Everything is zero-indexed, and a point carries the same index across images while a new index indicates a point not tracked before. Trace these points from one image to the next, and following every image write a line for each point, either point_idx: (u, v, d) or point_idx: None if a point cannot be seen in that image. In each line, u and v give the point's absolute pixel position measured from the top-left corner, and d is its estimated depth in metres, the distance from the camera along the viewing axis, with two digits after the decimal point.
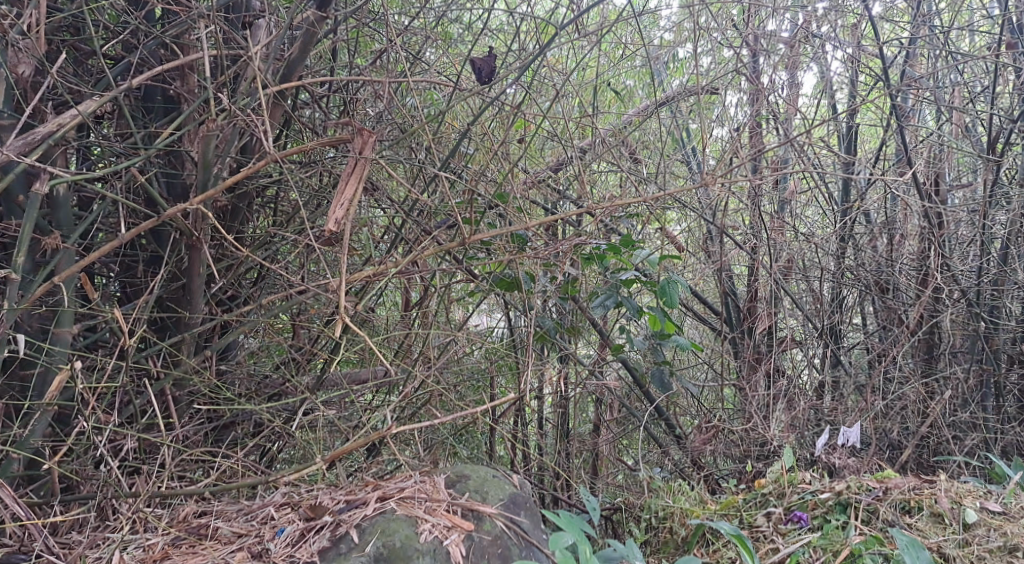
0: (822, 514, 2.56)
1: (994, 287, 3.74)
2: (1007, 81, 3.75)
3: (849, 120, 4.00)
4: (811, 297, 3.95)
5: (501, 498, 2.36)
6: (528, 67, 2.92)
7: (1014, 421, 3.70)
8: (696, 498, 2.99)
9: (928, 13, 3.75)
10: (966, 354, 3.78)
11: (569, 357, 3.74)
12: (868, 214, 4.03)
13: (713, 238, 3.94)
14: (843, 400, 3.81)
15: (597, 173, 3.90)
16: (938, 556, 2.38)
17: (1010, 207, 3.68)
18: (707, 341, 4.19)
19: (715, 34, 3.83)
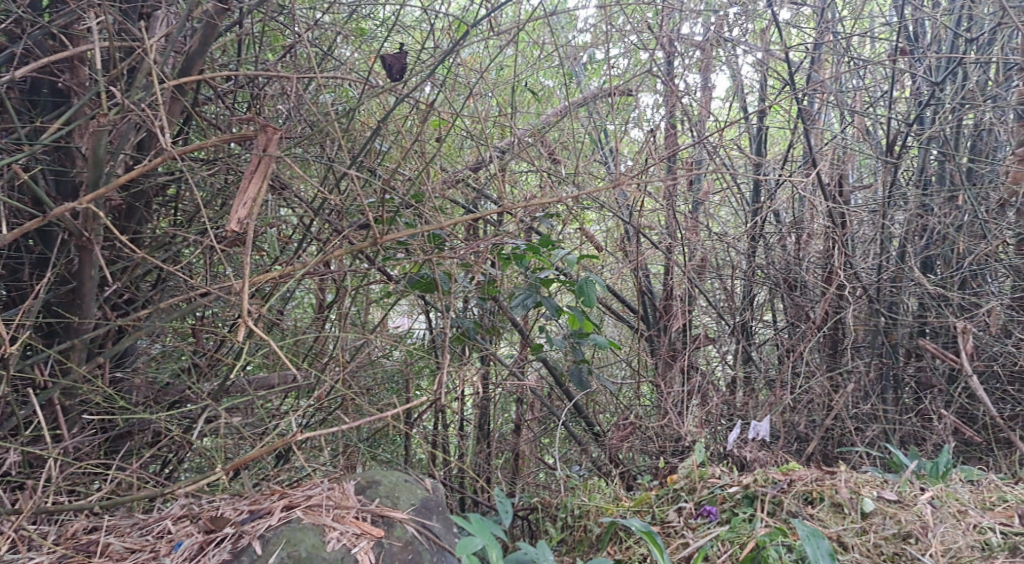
0: (730, 508, 2.61)
1: (893, 283, 3.82)
2: (904, 87, 3.88)
3: (761, 122, 4.10)
4: (724, 295, 4.04)
5: (412, 503, 2.33)
6: (440, 65, 2.88)
7: (912, 412, 3.80)
8: (612, 495, 3.03)
9: (832, 20, 3.87)
10: (867, 349, 3.88)
11: (487, 357, 3.72)
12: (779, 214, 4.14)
13: (629, 238, 3.98)
14: (755, 396, 3.89)
15: (517, 173, 3.90)
16: (838, 546, 2.39)
17: (907, 207, 3.80)
18: (625, 340, 4.23)
19: (630, 36, 3.87)
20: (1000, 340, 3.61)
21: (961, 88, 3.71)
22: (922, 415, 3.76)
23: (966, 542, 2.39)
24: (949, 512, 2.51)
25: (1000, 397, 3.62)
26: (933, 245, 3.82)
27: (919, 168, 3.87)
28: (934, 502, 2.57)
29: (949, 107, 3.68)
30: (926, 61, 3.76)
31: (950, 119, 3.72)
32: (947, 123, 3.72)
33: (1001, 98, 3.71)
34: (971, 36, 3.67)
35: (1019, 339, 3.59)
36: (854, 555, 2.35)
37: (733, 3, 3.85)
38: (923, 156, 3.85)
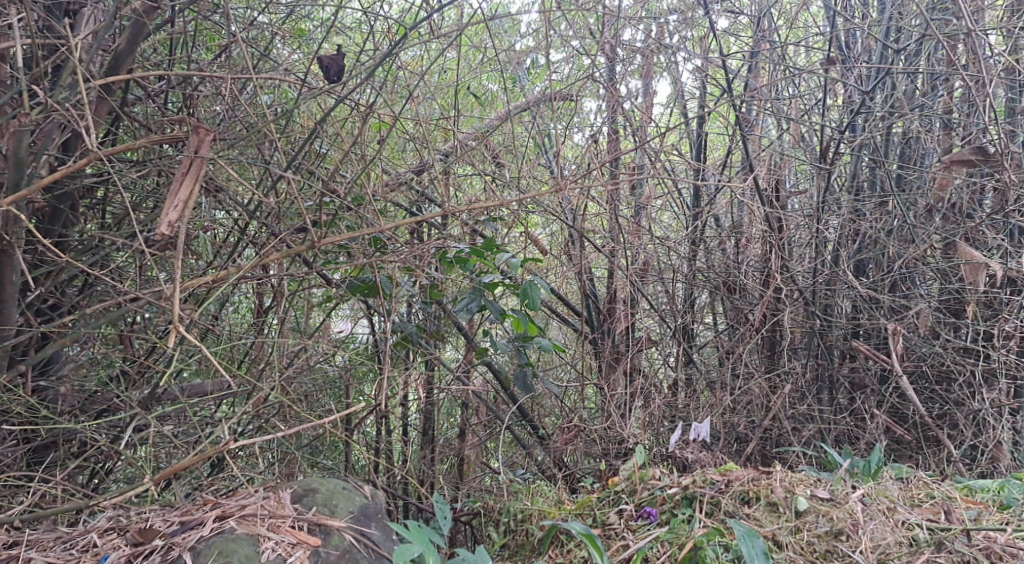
0: (669, 509, 2.64)
1: (827, 286, 3.88)
2: (837, 95, 3.97)
3: (700, 128, 4.15)
4: (666, 297, 4.08)
5: (351, 511, 2.30)
6: (380, 66, 2.85)
7: (846, 412, 3.85)
8: (554, 499, 3.04)
9: (768, 29, 3.94)
10: (804, 351, 3.93)
11: (431, 362, 3.70)
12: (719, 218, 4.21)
13: (573, 241, 4.01)
14: (697, 397, 3.95)
15: (460, 176, 3.88)
16: (773, 544, 2.43)
17: (840, 211, 3.87)
18: (570, 343, 4.25)
19: (572, 41, 3.89)
20: (928, 341, 3.66)
21: (890, 98, 3.79)
22: (856, 415, 3.82)
23: (895, 538, 2.42)
24: (879, 509, 2.55)
25: (928, 396, 3.67)
26: (865, 249, 3.89)
27: (851, 174, 3.93)
28: (865, 499, 2.61)
29: (879, 115, 3.75)
30: (856, 70, 3.87)
31: (880, 127, 3.79)
32: (877, 130, 3.80)
33: (928, 107, 3.79)
34: (898, 46, 3.74)
35: (947, 340, 3.61)
36: (789, 553, 2.39)
37: (673, 11, 3.95)
38: (855, 163, 3.90)
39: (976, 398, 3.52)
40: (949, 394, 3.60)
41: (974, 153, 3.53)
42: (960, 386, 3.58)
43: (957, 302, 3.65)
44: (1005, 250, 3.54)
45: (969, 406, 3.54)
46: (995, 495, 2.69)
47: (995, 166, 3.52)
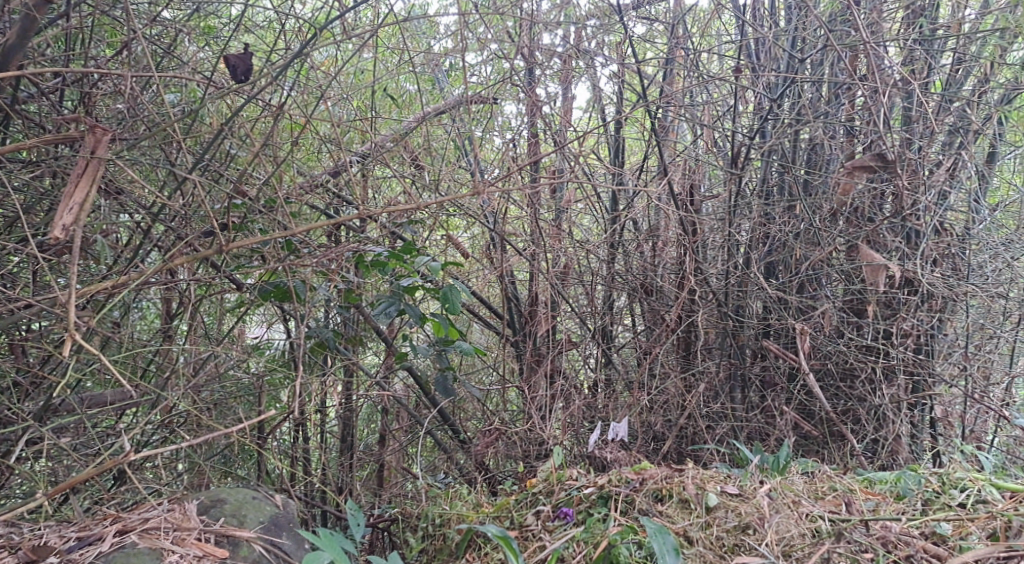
0: (586, 508, 2.66)
1: (739, 287, 3.95)
2: (746, 103, 4.03)
3: (618, 132, 4.18)
4: (587, 300, 4.12)
5: (260, 521, 2.26)
6: (289, 66, 2.79)
7: (757, 409, 3.90)
8: (473, 502, 3.02)
9: (682, 36, 4.02)
10: (718, 350, 3.98)
11: (350, 368, 3.65)
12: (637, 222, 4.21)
13: (495, 245, 4.02)
14: (616, 396, 4.00)
15: (379, 179, 3.83)
16: (684, 540, 2.47)
17: (751, 215, 3.93)
18: (492, 346, 4.25)
19: (490, 44, 3.88)
20: (833, 339, 3.74)
21: (797, 105, 3.88)
22: (766, 412, 3.87)
23: (799, 530, 2.46)
24: (784, 502, 2.58)
25: (833, 393, 3.76)
26: (775, 251, 3.93)
27: (761, 179, 3.99)
28: (772, 494, 2.64)
29: (786, 122, 3.85)
30: (764, 79, 3.91)
31: (787, 133, 3.89)
32: (785, 136, 3.89)
33: (831, 115, 3.90)
34: (801, 57, 3.85)
35: (850, 338, 3.72)
36: (698, 548, 2.43)
37: (592, 16, 3.99)
38: (765, 168, 3.97)
39: (877, 394, 3.65)
40: (852, 390, 3.70)
41: (875, 159, 3.67)
42: (863, 383, 3.69)
43: (859, 301, 3.75)
44: (903, 252, 3.67)
45: (871, 402, 3.66)
46: (892, 486, 2.74)
47: (894, 171, 3.64)
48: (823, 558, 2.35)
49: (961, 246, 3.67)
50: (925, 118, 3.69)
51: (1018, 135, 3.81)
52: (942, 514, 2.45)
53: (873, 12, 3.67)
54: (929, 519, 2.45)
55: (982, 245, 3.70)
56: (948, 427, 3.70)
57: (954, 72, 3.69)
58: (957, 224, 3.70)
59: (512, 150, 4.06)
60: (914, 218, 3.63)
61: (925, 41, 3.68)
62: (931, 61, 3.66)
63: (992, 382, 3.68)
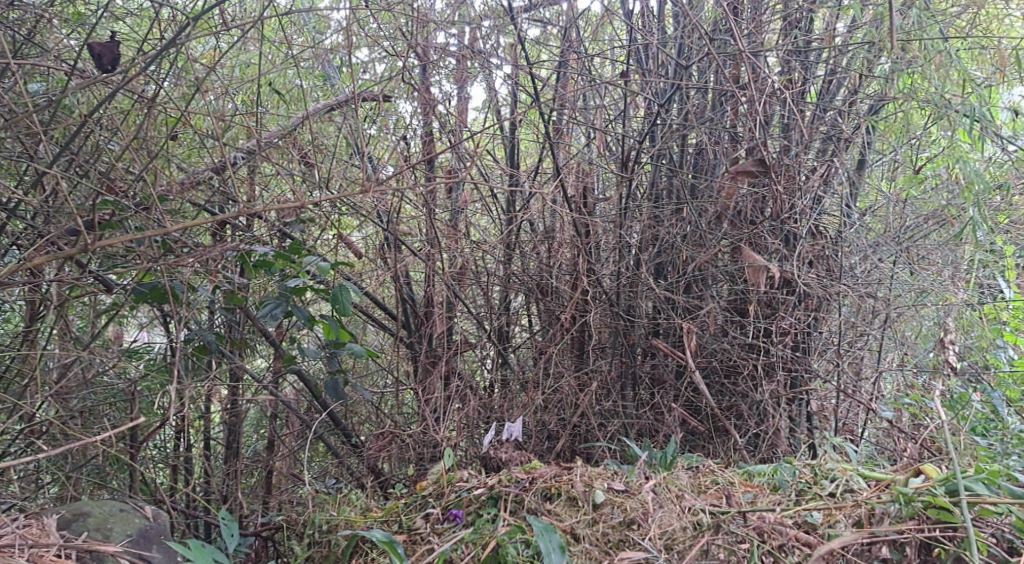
0: (475, 510, 2.66)
1: (630, 287, 3.98)
2: (637, 107, 4.07)
3: (513, 133, 4.16)
4: (484, 301, 4.11)
5: (128, 534, 2.29)
6: (159, 54, 2.70)
7: (648, 406, 3.95)
8: (362, 506, 2.95)
9: (575, 40, 4.06)
10: (610, 350, 3.99)
11: (235, 372, 3.50)
12: (533, 223, 4.15)
13: (388, 244, 3.95)
14: (512, 395, 4.00)
15: (267, 176, 3.69)
16: (570, 537, 2.50)
17: (642, 218, 3.98)
18: (386, 349, 4.17)
19: (383, 42, 3.82)
20: (718, 337, 3.85)
21: (684, 112, 3.96)
22: (655, 408, 3.92)
23: (681, 524, 2.50)
24: (668, 496, 2.63)
25: (718, 390, 3.87)
26: (664, 252, 3.99)
27: (650, 182, 4.05)
28: (657, 488, 2.68)
29: (674, 126, 3.91)
30: (653, 84, 3.97)
31: (675, 138, 3.96)
32: (673, 140, 3.96)
33: (717, 120, 3.97)
34: (685, 64, 3.94)
35: (733, 336, 3.83)
36: (584, 545, 2.47)
37: (485, 16, 3.99)
38: (654, 172, 4.03)
39: (758, 389, 3.77)
40: (736, 387, 3.81)
41: (756, 165, 3.77)
42: (745, 379, 3.81)
43: (742, 301, 3.87)
44: (782, 254, 3.81)
45: (752, 398, 3.78)
46: (769, 478, 2.83)
47: (777, 177, 3.80)
48: (702, 551, 2.42)
49: (834, 248, 3.85)
50: (800, 127, 3.84)
51: (886, 144, 3.92)
52: (813, 503, 2.52)
53: (753, 23, 3.80)
54: (802, 508, 2.51)
55: (852, 248, 3.88)
56: (823, 420, 3.82)
57: (828, 82, 3.86)
58: (829, 228, 3.87)
59: (406, 149, 3.97)
60: (792, 222, 3.78)
61: (801, 53, 3.84)
62: (806, 72, 3.83)
63: (862, 378, 3.84)
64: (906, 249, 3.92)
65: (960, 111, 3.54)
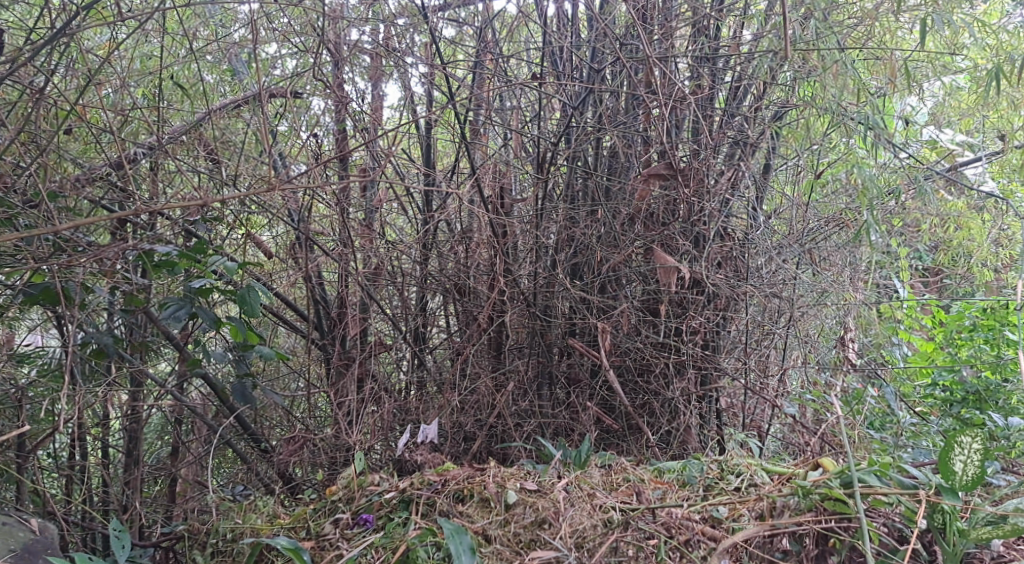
0: (386, 513, 2.64)
1: (547, 288, 3.96)
2: (552, 109, 4.07)
3: (429, 132, 4.12)
4: (400, 302, 4.05)
5: (10, 550, 2.33)
6: (46, 43, 2.62)
7: (564, 405, 3.95)
8: (270, 513, 2.88)
9: (491, 40, 4.04)
10: (528, 350, 3.97)
11: (137, 376, 3.38)
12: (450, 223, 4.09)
13: (299, 244, 3.86)
14: (427, 397, 3.97)
15: (170, 172, 3.56)
16: (481, 539, 2.51)
17: (557, 218, 3.98)
18: (298, 351, 4.08)
19: (293, 37, 3.75)
20: (631, 336, 3.88)
21: (598, 114, 3.96)
22: (571, 407, 3.93)
23: (591, 522, 2.51)
24: (580, 495, 2.64)
25: (631, 388, 3.90)
26: (579, 253, 3.98)
27: (565, 184, 4.03)
28: (569, 487, 2.70)
29: (589, 129, 3.92)
30: (569, 87, 3.97)
31: (588, 141, 3.97)
32: (588, 143, 3.96)
33: (630, 124, 3.96)
34: (598, 67, 3.94)
35: (646, 336, 3.86)
36: (495, 546, 2.48)
37: (400, 15, 3.90)
38: (569, 174, 4.01)
39: (669, 387, 3.82)
40: (648, 385, 3.85)
41: (666, 168, 3.78)
42: (657, 377, 3.85)
43: (654, 300, 3.90)
44: (693, 255, 3.87)
45: (664, 395, 3.83)
46: (678, 474, 2.87)
47: (687, 179, 3.83)
48: (612, 547, 2.44)
49: (741, 249, 3.93)
50: (710, 131, 3.91)
51: (789, 149, 4.07)
52: (719, 499, 2.56)
53: (662, 28, 3.86)
54: (708, 503, 2.56)
55: (758, 250, 3.96)
56: (731, 417, 3.92)
57: (734, 89, 3.92)
58: (737, 230, 3.95)
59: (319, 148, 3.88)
60: (701, 224, 3.85)
61: (710, 60, 3.92)
62: (714, 78, 3.91)
63: (768, 374, 3.95)
64: (808, 249, 4.13)
65: (856, 119, 3.68)
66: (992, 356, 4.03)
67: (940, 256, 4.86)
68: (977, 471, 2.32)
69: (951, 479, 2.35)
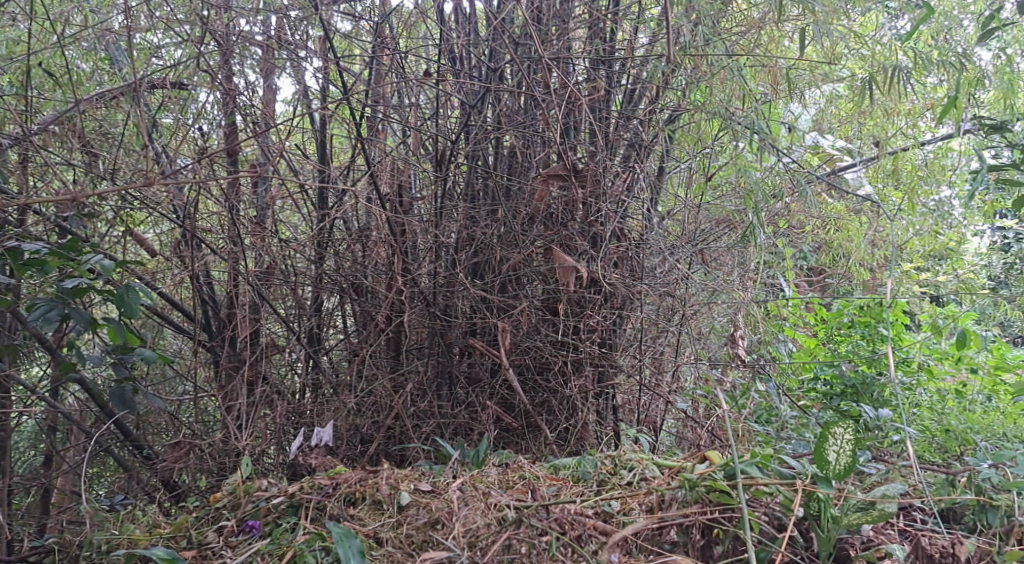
0: (273, 519, 2.58)
1: (447, 287, 3.91)
2: (452, 107, 4.01)
3: (323, 127, 3.98)
4: (294, 302, 3.94)
5: None
6: None
7: (464, 404, 3.92)
8: (149, 523, 2.77)
9: (388, 35, 3.95)
10: (427, 350, 3.92)
11: (5, 382, 3.19)
12: (347, 221, 3.97)
13: (185, 242, 3.72)
14: (323, 399, 3.89)
15: (41, 166, 3.40)
16: (372, 542, 2.48)
17: (456, 217, 3.93)
18: (184, 354, 3.94)
19: (179, 25, 3.60)
20: (530, 335, 3.87)
21: (497, 114, 3.92)
22: (470, 407, 3.90)
23: (485, 520, 2.50)
24: (475, 494, 2.63)
25: (531, 386, 3.90)
26: (479, 252, 3.94)
27: (465, 182, 3.97)
28: (463, 487, 2.70)
29: (487, 128, 3.87)
30: (466, 85, 3.91)
31: (487, 140, 3.91)
32: (486, 142, 3.91)
33: (530, 125, 3.93)
34: (496, 66, 3.89)
35: (545, 335, 3.86)
36: (386, 549, 2.45)
37: (292, 6, 3.76)
38: (469, 173, 3.96)
39: (568, 385, 3.84)
40: (547, 383, 3.86)
41: (565, 168, 3.78)
42: (555, 375, 3.86)
43: (554, 299, 3.90)
44: (590, 255, 3.88)
45: (562, 393, 3.84)
46: (573, 470, 2.91)
47: (584, 180, 3.85)
48: (504, 546, 2.44)
49: (637, 249, 3.95)
50: (607, 133, 3.95)
51: (683, 152, 4.16)
52: (610, 493, 2.62)
53: (560, 29, 3.87)
54: (600, 498, 2.60)
55: (653, 249, 4.01)
56: (626, 413, 3.98)
57: (630, 92, 3.98)
58: (634, 230, 3.99)
59: (207, 141, 3.77)
60: (598, 224, 3.86)
61: (607, 63, 3.95)
62: (610, 80, 3.94)
63: (663, 371, 4.02)
64: (700, 249, 4.25)
65: (742, 123, 3.81)
66: (869, 349, 4.16)
67: (822, 256, 5.13)
68: (849, 460, 2.42)
69: (826, 469, 2.44)
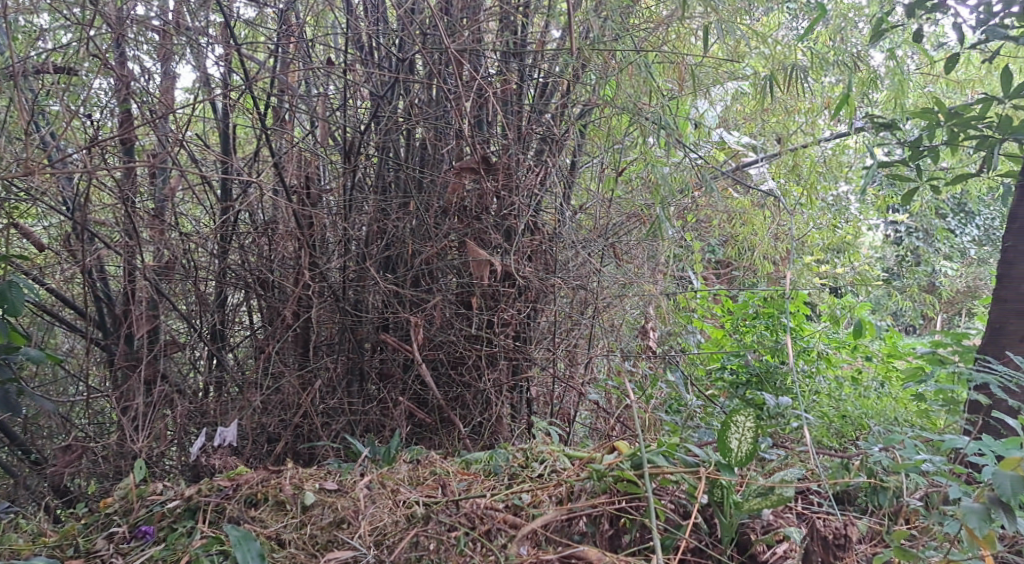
0: (168, 524, 2.49)
1: (358, 282, 3.81)
2: (361, 98, 3.89)
3: (226, 116, 3.84)
4: (195, 298, 3.80)
5: None
6: None
7: (375, 401, 3.84)
8: (34, 531, 2.63)
9: (295, 23, 3.83)
10: (338, 347, 3.82)
11: None
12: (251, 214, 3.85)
13: (75, 235, 3.56)
14: (227, 397, 3.78)
15: None
16: (275, 544, 2.42)
17: (366, 210, 3.83)
18: (77, 352, 3.77)
19: (68, 8, 3.44)
20: (445, 329, 3.82)
21: (407, 104, 3.83)
22: (382, 403, 3.83)
23: (392, 518, 2.47)
24: (383, 492, 2.58)
25: (445, 380, 3.86)
26: (392, 245, 3.85)
27: (376, 174, 3.88)
28: (371, 485, 2.65)
29: (398, 119, 3.80)
30: (375, 75, 3.83)
31: (397, 131, 3.84)
32: (396, 134, 3.84)
33: (442, 117, 3.87)
34: (404, 57, 3.83)
35: (460, 329, 3.81)
36: (289, 550, 2.39)
37: None
38: (380, 164, 3.87)
39: (481, 379, 3.83)
40: (460, 377, 3.84)
41: (479, 161, 3.73)
42: (469, 369, 3.84)
43: (468, 293, 3.83)
44: (504, 248, 3.84)
45: (476, 387, 3.83)
46: (485, 465, 2.87)
47: (495, 173, 3.80)
48: (411, 542, 2.40)
49: (550, 243, 3.94)
50: (520, 126, 3.93)
51: (594, 147, 4.18)
52: (520, 487, 2.58)
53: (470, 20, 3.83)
54: (510, 491, 2.56)
55: (566, 243, 3.98)
56: (540, 405, 3.98)
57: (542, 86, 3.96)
58: (548, 225, 3.97)
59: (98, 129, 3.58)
60: (511, 217, 3.82)
61: (518, 56, 3.92)
62: (522, 73, 3.92)
63: (575, 363, 4.04)
64: (612, 242, 4.24)
65: (650, 119, 3.84)
66: (773, 340, 4.26)
67: (728, 249, 5.24)
68: (750, 447, 2.48)
69: (728, 456, 2.49)
